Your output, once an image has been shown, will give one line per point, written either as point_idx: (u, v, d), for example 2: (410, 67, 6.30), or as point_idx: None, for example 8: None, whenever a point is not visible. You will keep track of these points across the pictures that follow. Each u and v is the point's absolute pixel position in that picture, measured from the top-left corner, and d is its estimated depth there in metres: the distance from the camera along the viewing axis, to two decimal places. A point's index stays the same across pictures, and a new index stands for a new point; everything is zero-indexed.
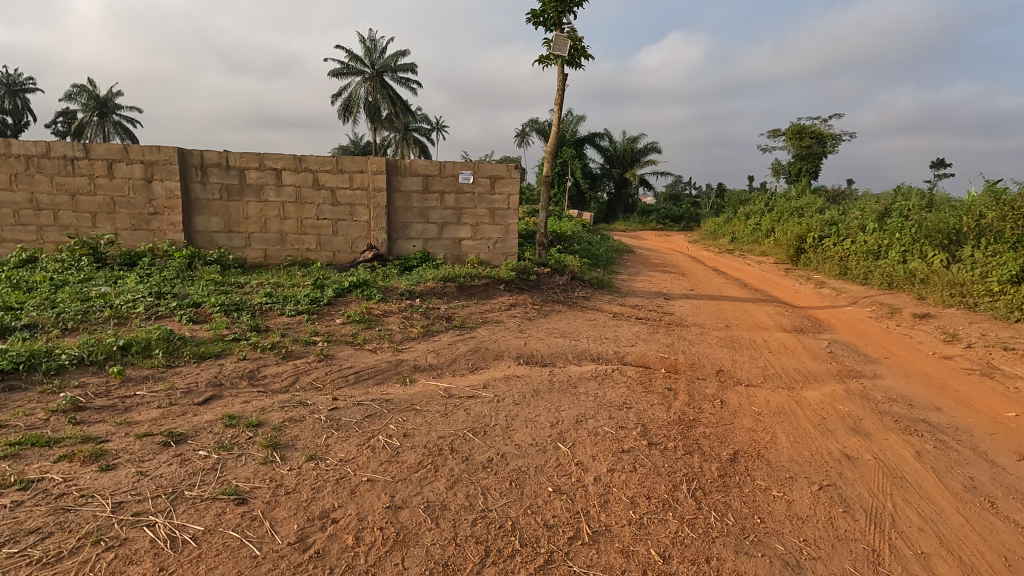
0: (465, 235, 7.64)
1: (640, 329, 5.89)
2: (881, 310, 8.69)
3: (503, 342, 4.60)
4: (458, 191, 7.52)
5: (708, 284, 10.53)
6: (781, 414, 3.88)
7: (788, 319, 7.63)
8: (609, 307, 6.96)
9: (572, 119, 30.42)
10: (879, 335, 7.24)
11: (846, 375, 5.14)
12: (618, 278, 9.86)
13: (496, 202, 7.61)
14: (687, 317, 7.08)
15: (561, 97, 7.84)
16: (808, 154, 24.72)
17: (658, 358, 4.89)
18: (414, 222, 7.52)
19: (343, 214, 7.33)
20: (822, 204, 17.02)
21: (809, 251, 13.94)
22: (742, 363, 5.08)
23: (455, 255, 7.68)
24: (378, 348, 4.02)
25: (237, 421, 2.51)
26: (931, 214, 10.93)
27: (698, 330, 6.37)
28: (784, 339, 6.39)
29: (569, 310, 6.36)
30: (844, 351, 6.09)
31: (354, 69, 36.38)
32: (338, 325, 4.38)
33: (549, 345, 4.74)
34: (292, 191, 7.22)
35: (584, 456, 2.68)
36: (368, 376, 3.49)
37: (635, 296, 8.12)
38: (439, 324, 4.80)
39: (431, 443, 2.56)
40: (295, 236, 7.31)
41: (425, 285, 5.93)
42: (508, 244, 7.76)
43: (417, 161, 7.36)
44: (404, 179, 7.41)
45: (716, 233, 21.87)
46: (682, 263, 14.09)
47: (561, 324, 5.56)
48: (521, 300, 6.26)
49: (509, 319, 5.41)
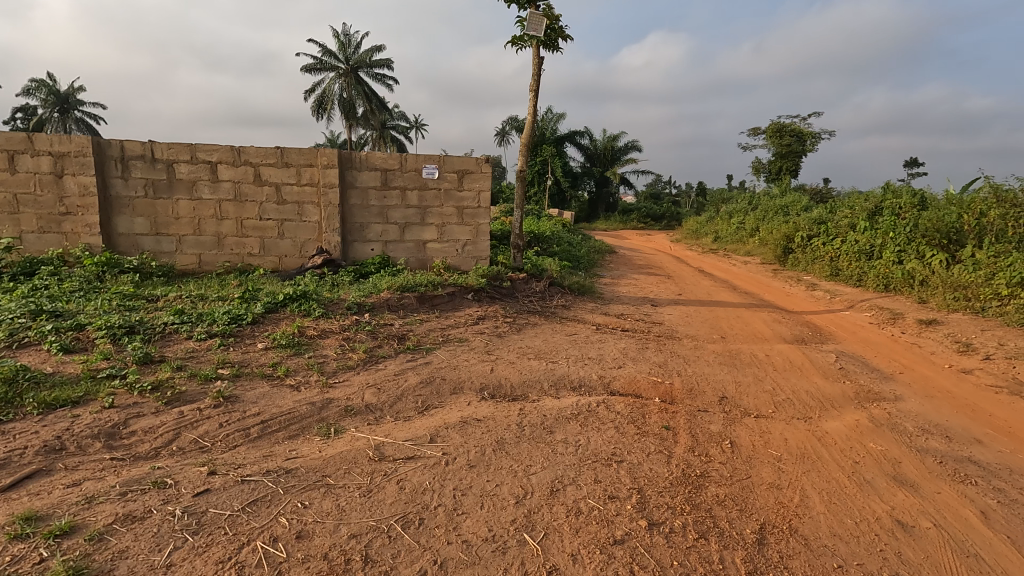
0: (430, 237, 6.80)
1: (628, 345, 5.13)
2: (881, 316, 8.09)
3: (467, 368, 3.79)
4: (422, 187, 6.68)
5: (696, 287, 9.85)
6: (804, 460, 3.13)
7: (786, 328, 6.96)
8: (592, 317, 6.20)
9: (552, 116, 29.76)
10: (886, 345, 6.61)
11: (865, 399, 4.45)
12: (601, 283, 9.11)
13: (465, 200, 6.81)
14: (678, 328, 6.35)
15: (537, 84, 7.06)
16: (788, 152, 24.39)
17: (650, 383, 4.13)
18: (372, 223, 6.65)
19: (290, 214, 6.45)
20: (807, 202, 16.55)
21: (797, 251, 13.39)
22: (747, 387, 4.35)
23: (419, 259, 6.83)
24: (301, 384, 3.17)
25: (34, 527, 1.66)
26: (926, 213, 10.41)
27: (692, 344, 5.65)
28: (787, 352, 5.70)
29: (547, 322, 5.57)
30: (855, 367, 5.42)
31: (328, 65, 35.24)
32: (257, 353, 3.52)
33: (521, 370, 3.94)
34: (230, 188, 6.31)
35: (561, 557, 1.88)
36: (278, 428, 2.65)
37: (620, 303, 7.38)
38: (387, 347, 3.97)
39: (335, 552, 1.74)
40: (234, 239, 6.41)
41: (378, 296, 5.08)
42: (478, 246, 6.94)
43: (375, 153, 6.52)
44: (360, 174, 6.54)
45: (699, 232, 21.36)
46: (667, 264, 13.44)
47: (536, 341, 4.77)
48: (492, 312, 5.45)
49: (475, 337, 4.60)
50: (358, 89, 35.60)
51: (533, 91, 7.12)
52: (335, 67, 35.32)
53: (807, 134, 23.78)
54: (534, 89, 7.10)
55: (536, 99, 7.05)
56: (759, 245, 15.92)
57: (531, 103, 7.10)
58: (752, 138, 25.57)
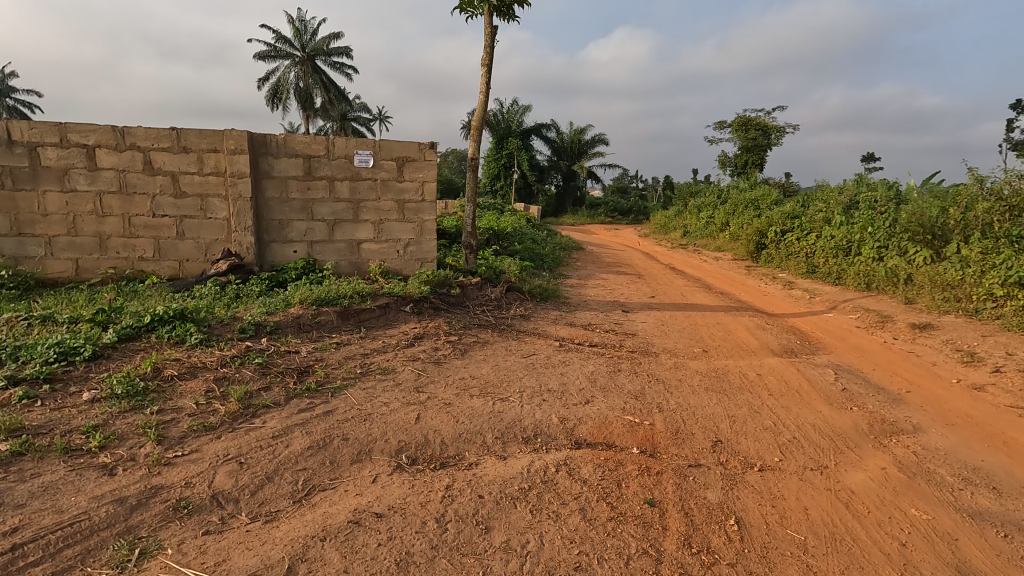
0: (365, 236, 5.77)
1: (596, 368, 4.24)
2: (869, 319, 7.43)
3: (383, 418, 2.81)
4: (355, 177, 5.65)
5: (668, 288, 9.09)
6: (837, 548, 2.28)
7: (772, 336, 6.23)
8: (554, 330, 5.29)
9: (518, 107, 28.74)
10: (881, 355, 5.91)
11: (881, 434, 3.66)
12: (567, 285, 8.24)
13: (406, 192, 5.81)
14: (654, 340, 5.50)
15: (490, 58, 6.10)
16: (754, 146, 24.01)
17: (626, 424, 3.25)
18: (293, 220, 5.57)
19: (191, 209, 5.33)
20: (777, 196, 16.04)
21: (771, 247, 12.81)
22: (743, 424, 3.51)
23: (353, 263, 5.79)
24: (120, 463, 2.14)
25: None
26: (906, 207, 9.87)
27: (671, 362, 4.82)
28: (779, 368, 4.93)
29: (500, 339, 4.64)
30: (857, 386, 4.66)
31: (283, 52, 33.41)
32: (72, 410, 2.46)
33: (459, 415, 3.00)
34: (113, 177, 5.15)
35: None
36: (37, 560, 1.65)
37: (587, 310, 6.49)
38: (277, 388, 2.96)
39: None
40: (120, 240, 5.25)
41: (287, 313, 4.05)
42: (423, 247, 5.96)
43: (295, 137, 5.43)
44: (277, 162, 5.44)
45: (667, 227, 20.76)
46: (637, 261, 12.68)
47: (484, 368, 3.82)
48: (432, 330, 4.48)
49: (405, 365, 3.64)
50: (315, 77, 33.88)
51: (485, 67, 6.16)
52: (289, 54, 33.45)
53: (772, 127, 23.45)
54: (487, 64, 6.14)
55: (489, 75, 6.09)
56: (730, 240, 15.34)
57: (483, 79, 6.14)
58: (718, 131, 25.13)
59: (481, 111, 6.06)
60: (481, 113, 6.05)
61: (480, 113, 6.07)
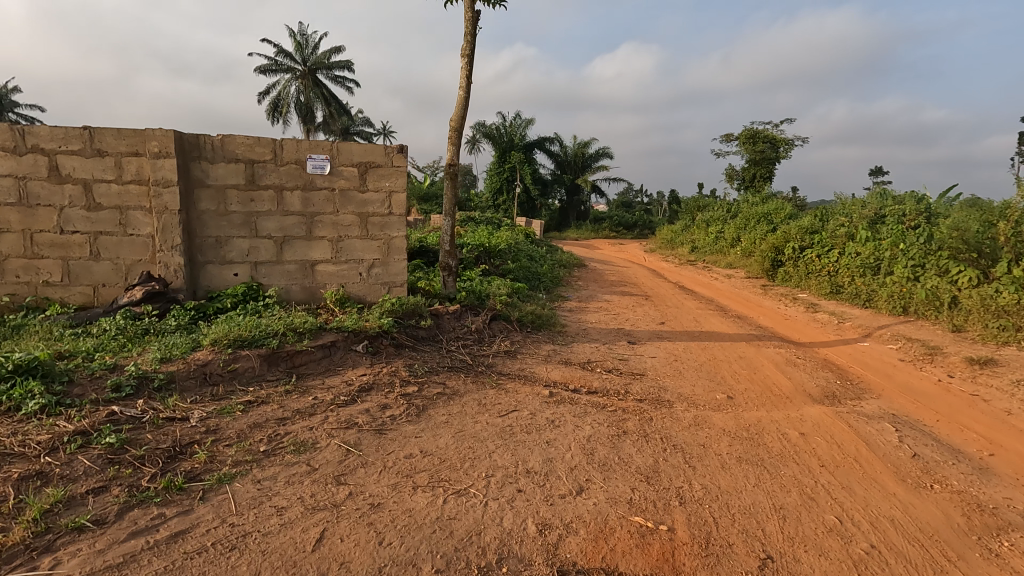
0: (320, 256, 4.85)
1: (595, 431, 3.26)
2: (913, 351, 6.42)
3: (263, 543, 1.85)
4: (308, 186, 4.74)
5: (680, 311, 8.12)
6: None
7: (806, 374, 5.24)
8: (544, 372, 4.32)
9: (521, 120, 28.05)
10: (940, 400, 4.90)
11: (985, 534, 2.66)
12: (565, 310, 7.28)
13: (369, 204, 4.90)
14: (666, 383, 4.51)
15: (471, 49, 5.22)
16: (762, 159, 23.12)
17: (637, 532, 2.26)
18: (232, 237, 4.65)
19: (108, 224, 4.43)
20: (791, 210, 15.09)
21: (788, 264, 11.81)
22: (801, 524, 2.52)
23: (305, 288, 4.86)
24: None
25: None
26: (942, 221, 8.89)
27: (689, 415, 3.84)
28: (825, 422, 3.93)
29: (473, 389, 3.67)
30: (928, 448, 3.65)
31: (284, 66, 33.01)
32: None
33: (389, 528, 2.03)
34: (11, 186, 4.25)
35: None
36: None
37: (586, 343, 5.51)
38: (116, 489, 2.01)
39: None
40: (21, 261, 4.35)
41: (191, 359, 3.12)
42: (390, 269, 5.04)
43: (234, 138, 4.54)
44: (213, 167, 4.54)
45: (674, 243, 19.81)
46: (643, 280, 11.71)
47: (442, 437, 2.85)
48: (386, 378, 3.52)
49: (334, 436, 2.68)
50: (316, 91, 33.43)
51: (466, 59, 5.30)
52: (290, 67, 32.99)
53: (780, 140, 22.59)
54: (468, 56, 5.28)
55: (471, 68, 5.21)
56: (742, 256, 14.36)
57: (463, 73, 5.26)
58: (725, 144, 24.31)
59: (460, 108, 5.17)
60: (460, 112, 5.16)
61: (460, 111, 5.17)
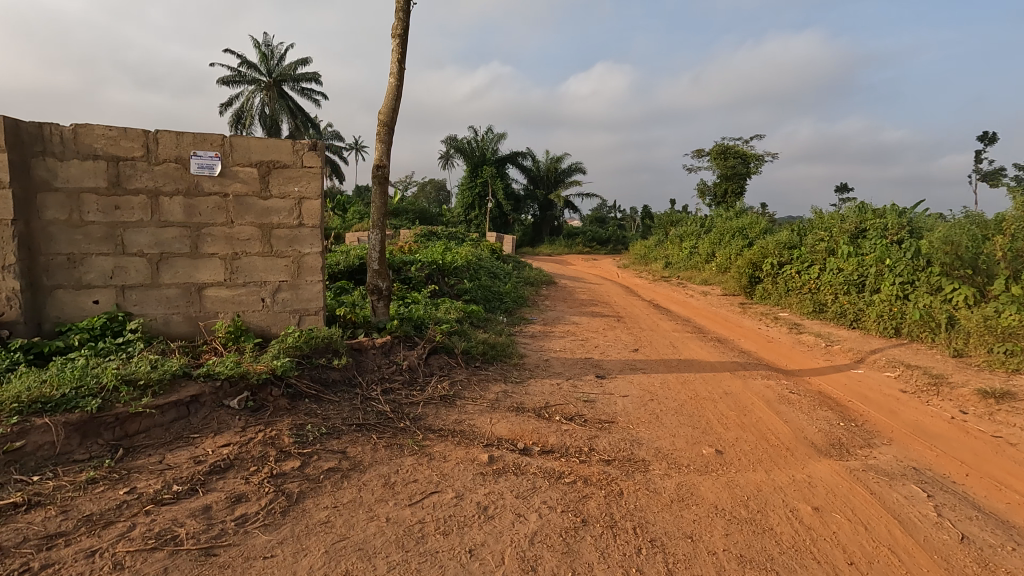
0: (209, 278, 3.87)
1: (543, 524, 2.34)
2: (915, 380, 5.69)
3: None
4: (193, 189, 3.78)
5: (655, 334, 7.30)
6: None
7: (803, 414, 4.43)
8: (486, 425, 3.38)
9: (491, 134, 27.37)
10: (963, 445, 4.12)
11: None
12: (526, 336, 6.37)
13: (274, 213, 3.98)
14: (641, 435, 3.63)
15: (403, 30, 4.36)
16: (733, 174, 22.78)
17: None
18: (91, 255, 3.62)
19: None
20: (766, 224, 14.57)
21: (767, 281, 11.16)
22: None
23: (190, 319, 3.86)
24: None
25: None
26: (929, 234, 8.30)
27: (671, 484, 2.94)
28: (842, 488, 3.08)
29: (383, 459, 2.73)
30: (976, 524, 2.83)
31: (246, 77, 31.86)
32: None
33: None
34: None
35: None
36: None
37: (545, 379, 4.61)
38: None
39: None
40: None
41: None
42: (301, 293, 4.10)
43: (91, 128, 3.57)
44: (64, 165, 3.53)
45: (648, 258, 19.18)
46: (616, 298, 10.92)
47: (307, 557, 1.89)
48: (258, 449, 2.56)
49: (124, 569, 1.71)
50: (281, 103, 32.31)
51: (397, 41, 4.44)
52: (253, 78, 31.82)
53: (751, 155, 22.30)
54: (399, 37, 4.42)
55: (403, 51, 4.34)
56: (718, 273, 13.71)
57: (394, 57, 4.39)
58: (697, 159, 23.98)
59: (389, 98, 4.30)
60: (390, 103, 4.29)
61: (389, 101, 4.30)
